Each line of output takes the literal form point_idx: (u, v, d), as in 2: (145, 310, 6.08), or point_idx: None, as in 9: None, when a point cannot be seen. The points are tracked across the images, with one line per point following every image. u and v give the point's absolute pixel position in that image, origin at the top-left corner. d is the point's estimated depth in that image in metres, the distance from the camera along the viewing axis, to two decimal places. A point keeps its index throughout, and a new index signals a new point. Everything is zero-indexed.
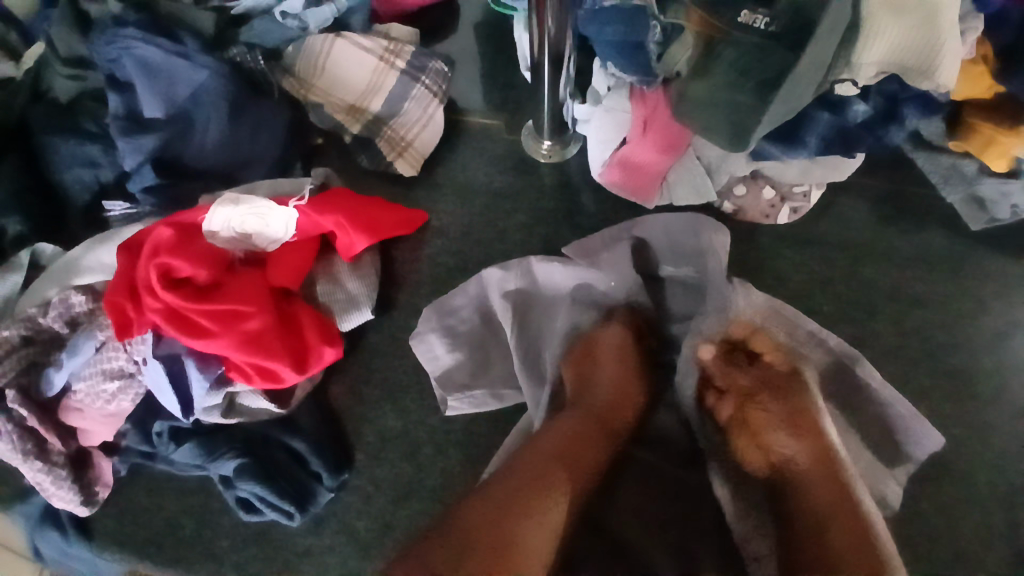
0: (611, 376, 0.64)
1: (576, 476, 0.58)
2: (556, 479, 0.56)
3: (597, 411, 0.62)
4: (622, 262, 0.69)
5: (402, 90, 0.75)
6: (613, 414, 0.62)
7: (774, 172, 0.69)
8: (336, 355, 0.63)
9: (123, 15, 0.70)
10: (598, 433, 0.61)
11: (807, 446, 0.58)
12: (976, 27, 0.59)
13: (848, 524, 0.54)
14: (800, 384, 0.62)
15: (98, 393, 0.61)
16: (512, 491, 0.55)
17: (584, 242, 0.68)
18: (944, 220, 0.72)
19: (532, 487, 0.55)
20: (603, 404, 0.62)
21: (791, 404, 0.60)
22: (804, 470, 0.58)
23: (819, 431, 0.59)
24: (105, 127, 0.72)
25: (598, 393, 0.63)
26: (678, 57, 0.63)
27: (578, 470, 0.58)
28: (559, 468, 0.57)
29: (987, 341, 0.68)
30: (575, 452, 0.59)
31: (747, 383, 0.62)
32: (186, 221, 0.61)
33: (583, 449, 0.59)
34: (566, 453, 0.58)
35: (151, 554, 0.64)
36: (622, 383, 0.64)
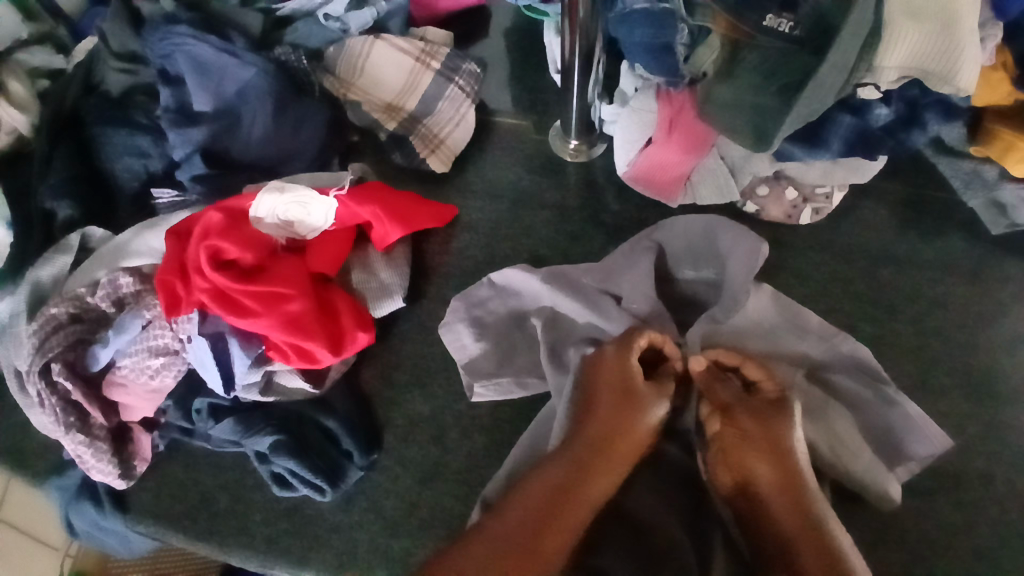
0: (621, 382, 0.61)
1: (595, 486, 0.56)
2: (578, 491, 0.55)
3: (610, 420, 0.59)
4: (644, 280, 0.66)
5: (436, 90, 0.78)
6: (633, 423, 0.59)
7: (797, 173, 0.71)
8: (369, 340, 0.66)
9: (176, 14, 0.75)
10: (618, 442, 0.58)
11: (777, 471, 0.57)
12: (995, 35, 0.61)
13: (816, 548, 0.53)
14: (784, 409, 0.60)
15: (143, 368, 0.64)
16: (523, 507, 0.53)
17: (607, 263, 0.69)
18: (964, 224, 0.74)
19: (549, 502, 0.54)
20: (610, 408, 0.60)
21: (766, 430, 0.59)
22: (771, 494, 0.57)
23: (795, 460, 0.57)
24: (155, 120, 0.76)
25: (603, 397, 0.60)
26: (705, 58, 0.66)
27: (599, 480, 0.56)
28: (577, 479, 0.56)
29: (1006, 343, 0.69)
30: (594, 461, 0.57)
31: (729, 402, 0.61)
32: (235, 207, 0.65)
33: (604, 459, 0.57)
34: (582, 464, 0.57)
35: (186, 526, 0.67)
36: (633, 388, 0.60)
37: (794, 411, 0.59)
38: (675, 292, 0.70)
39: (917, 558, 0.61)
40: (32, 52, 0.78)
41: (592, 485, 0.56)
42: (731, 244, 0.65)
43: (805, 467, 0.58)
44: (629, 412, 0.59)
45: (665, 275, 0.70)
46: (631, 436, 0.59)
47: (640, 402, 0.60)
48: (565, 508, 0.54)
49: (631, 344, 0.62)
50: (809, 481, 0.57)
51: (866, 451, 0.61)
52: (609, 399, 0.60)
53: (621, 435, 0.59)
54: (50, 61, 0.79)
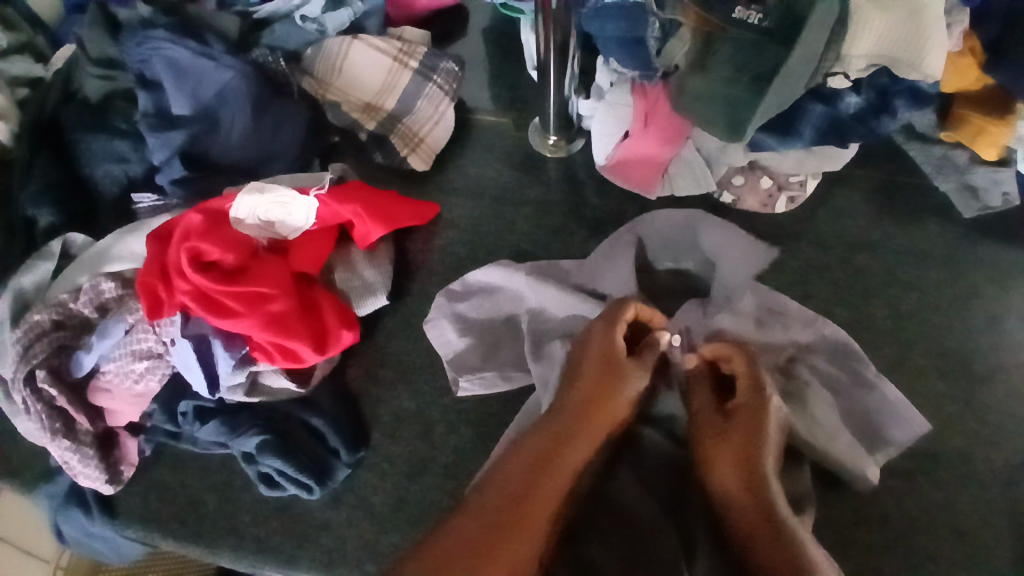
0: (605, 353, 0.61)
1: (574, 453, 0.57)
2: (556, 458, 0.56)
3: (593, 386, 0.60)
4: (627, 279, 0.68)
5: (415, 89, 0.79)
6: (614, 390, 0.60)
7: (771, 162, 0.73)
8: (354, 338, 0.67)
9: (153, 18, 0.75)
10: (599, 409, 0.59)
11: (745, 475, 0.56)
12: (961, 20, 0.62)
13: (775, 551, 0.52)
14: (757, 411, 0.59)
15: (127, 372, 0.64)
16: (488, 499, 0.53)
17: (590, 263, 0.71)
18: (938, 209, 0.75)
19: (524, 474, 0.55)
20: (594, 378, 0.61)
21: (743, 433, 0.58)
22: (739, 497, 0.56)
23: (762, 463, 0.56)
24: (135, 125, 0.76)
25: (587, 367, 0.62)
26: (676, 52, 0.67)
27: (577, 446, 0.57)
28: (557, 446, 0.56)
29: (981, 323, 0.70)
30: (574, 426, 0.58)
31: (703, 404, 0.62)
32: (215, 208, 0.65)
33: (585, 425, 0.59)
34: (562, 432, 0.58)
35: (175, 529, 0.67)
36: (616, 356, 0.61)
37: (770, 412, 0.59)
38: (654, 282, 0.71)
39: (898, 536, 0.62)
40: (12, 61, 0.79)
41: (571, 452, 0.57)
42: (718, 247, 0.69)
43: (771, 474, 0.56)
44: (611, 379, 0.60)
45: (645, 267, 0.71)
46: (611, 407, 0.60)
47: (619, 374, 0.61)
48: (543, 477, 0.55)
49: (617, 318, 0.63)
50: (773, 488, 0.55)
51: (845, 433, 0.62)
52: (593, 366, 0.61)
53: (605, 403, 0.60)
54: (29, 69, 0.80)
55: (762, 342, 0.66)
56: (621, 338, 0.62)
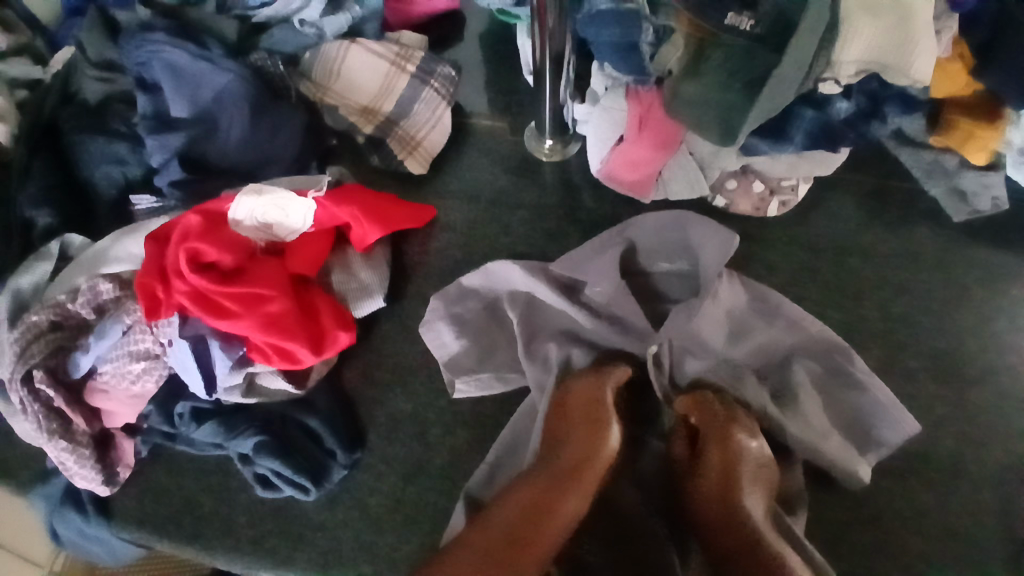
0: (590, 407, 0.61)
1: (566, 507, 0.55)
2: (550, 513, 0.54)
3: (580, 440, 0.60)
4: (610, 271, 0.66)
5: (412, 93, 0.80)
6: (602, 443, 0.59)
7: (764, 166, 0.74)
8: (350, 340, 0.67)
9: (153, 22, 0.76)
10: (588, 467, 0.58)
11: (727, 507, 0.56)
12: (950, 27, 0.64)
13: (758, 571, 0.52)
14: (724, 447, 0.59)
15: (125, 373, 0.64)
16: (487, 524, 0.53)
17: (573, 256, 0.69)
18: (929, 213, 0.76)
19: (515, 524, 0.53)
20: (579, 440, 0.60)
21: (721, 465, 0.58)
22: (723, 526, 0.56)
23: (742, 498, 0.56)
24: (133, 128, 0.76)
25: (572, 431, 0.61)
26: (670, 57, 0.68)
27: (568, 502, 0.55)
28: (545, 501, 0.55)
29: (971, 325, 0.71)
30: (563, 482, 0.57)
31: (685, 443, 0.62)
32: (213, 210, 0.65)
33: (572, 481, 0.57)
34: (554, 486, 0.56)
35: (171, 531, 0.67)
36: (602, 409, 0.61)
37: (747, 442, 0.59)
38: (648, 284, 0.72)
39: (890, 537, 0.63)
40: (9, 62, 0.79)
41: (563, 507, 0.55)
42: (702, 238, 0.66)
43: (749, 498, 0.56)
44: (597, 433, 0.60)
45: (640, 270, 0.72)
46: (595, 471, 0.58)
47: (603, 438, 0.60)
48: (536, 530, 0.53)
49: (606, 378, 0.64)
50: (752, 511, 0.55)
51: (835, 433, 0.63)
52: (580, 421, 0.61)
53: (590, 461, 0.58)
54: (28, 71, 0.80)
55: (750, 343, 0.66)
56: (610, 394, 0.62)
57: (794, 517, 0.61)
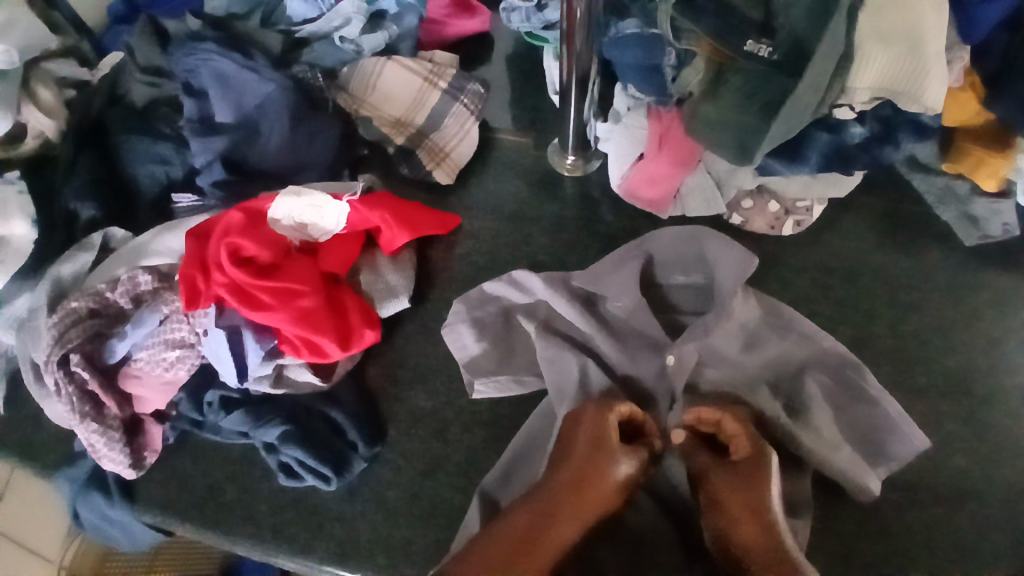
0: (595, 440, 0.61)
1: (556, 534, 0.58)
2: (539, 537, 0.57)
3: (579, 471, 0.60)
4: (630, 284, 0.69)
5: (443, 107, 0.84)
6: (600, 477, 0.60)
7: (779, 186, 0.77)
8: (375, 337, 0.69)
9: (201, 32, 0.82)
10: (582, 499, 0.59)
11: (756, 533, 0.57)
12: (962, 57, 0.67)
13: None
14: (759, 471, 0.59)
15: (159, 360, 0.67)
16: (499, 542, 0.57)
17: (595, 268, 0.72)
18: (940, 236, 0.79)
19: (515, 545, 0.56)
20: (579, 469, 0.60)
21: (745, 489, 0.59)
22: (753, 552, 0.56)
23: (774, 523, 0.57)
24: (178, 130, 0.81)
25: (573, 456, 0.61)
26: (691, 79, 0.71)
27: (559, 528, 0.58)
28: (540, 528, 0.58)
29: (981, 346, 0.73)
30: (556, 509, 0.59)
31: (704, 466, 0.62)
32: (254, 208, 0.69)
33: (570, 509, 0.59)
34: (547, 512, 0.58)
35: (193, 516, 0.69)
36: (607, 444, 0.61)
37: (771, 466, 0.59)
38: (664, 296, 0.74)
39: (899, 550, 0.64)
40: (58, 63, 0.81)
41: (553, 532, 0.58)
42: (716, 254, 0.69)
43: (783, 524, 0.57)
44: (595, 466, 0.60)
45: (655, 282, 0.74)
46: (590, 499, 0.60)
47: (602, 467, 0.60)
48: (526, 555, 0.56)
49: (611, 407, 0.63)
50: (787, 536, 0.57)
51: (845, 445, 0.65)
52: (583, 453, 0.61)
53: (589, 487, 0.60)
54: (74, 71, 0.83)
55: (762, 357, 0.68)
56: (613, 427, 0.62)
57: (797, 522, 0.63)
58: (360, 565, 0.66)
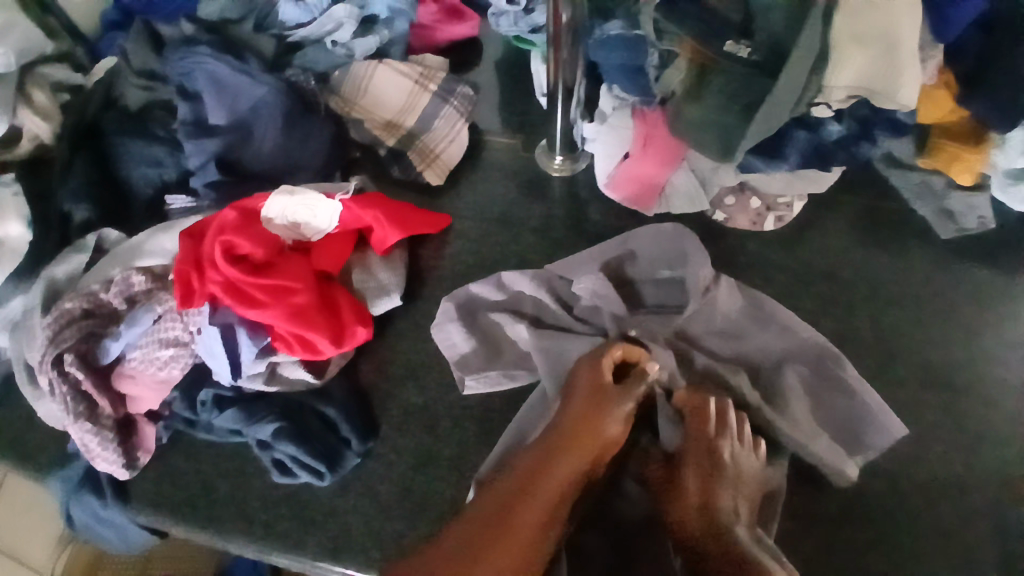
0: (593, 385, 0.64)
1: (556, 471, 0.59)
2: (543, 475, 0.59)
3: (581, 413, 0.62)
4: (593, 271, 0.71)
5: (433, 109, 0.86)
6: (599, 418, 0.62)
7: (760, 183, 0.80)
8: (367, 335, 0.70)
9: (196, 37, 0.83)
10: (583, 441, 0.61)
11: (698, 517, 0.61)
12: (935, 56, 0.69)
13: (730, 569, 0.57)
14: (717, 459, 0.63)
15: (153, 359, 0.68)
16: (495, 492, 0.58)
17: (570, 259, 0.75)
18: (919, 231, 0.81)
19: (517, 484, 0.58)
20: (577, 415, 0.62)
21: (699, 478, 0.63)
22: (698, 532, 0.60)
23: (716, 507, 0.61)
24: (172, 133, 0.82)
25: (571, 404, 0.63)
26: (673, 79, 0.73)
27: (560, 467, 0.59)
28: (540, 468, 0.59)
29: (960, 337, 0.75)
30: (559, 449, 0.61)
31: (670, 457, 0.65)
32: (249, 207, 0.71)
33: (570, 447, 0.61)
34: (551, 448, 0.61)
35: (186, 513, 0.69)
36: (605, 387, 0.63)
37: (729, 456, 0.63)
38: (643, 289, 0.74)
39: (883, 534, 0.65)
40: (52, 67, 0.82)
41: (552, 471, 0.59)
42: (694, 252, 0.73)
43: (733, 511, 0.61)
44: (596, 408, 0.62)
45: (635, 277, 0.74)
46: (589, 443, 0.61)
47: (599, 416, 0.62)
48: (524, 494, 0.57)
49: (603, 353, 0.65)
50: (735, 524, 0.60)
51: (824, 434, 0.66)
52: (582, 397, 0.63)
53: (587, 428, 0.62)
54: (71, 76, 0.84)
55: (749, 350, 0.70)
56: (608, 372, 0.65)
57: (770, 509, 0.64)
58: (354, 559, 0.66)
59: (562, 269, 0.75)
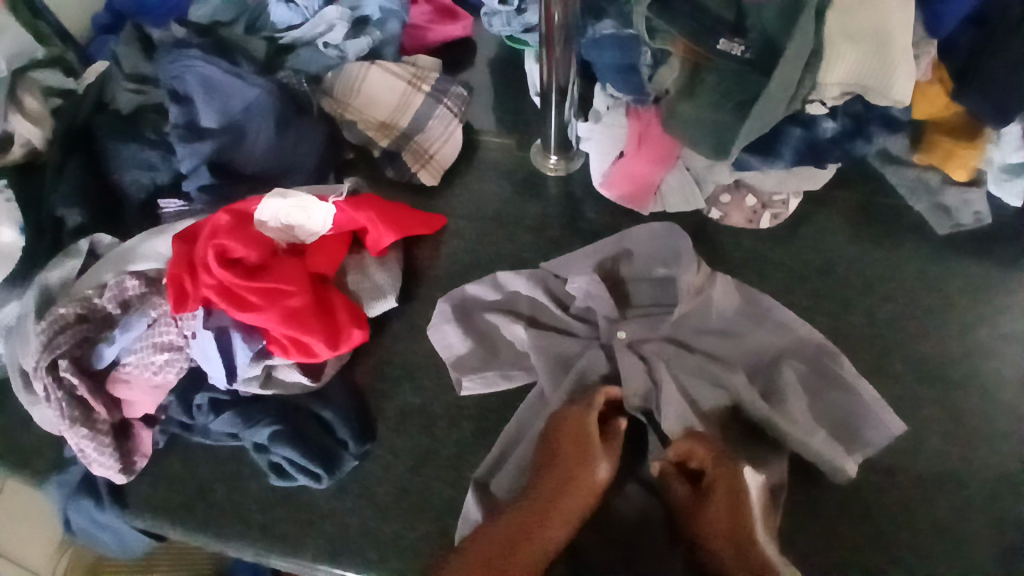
0: (575, 436, 0.63)
1: (545, 533, 0.59)
2: (529, 538, 0.59)
3: (566, 470, 0.61)
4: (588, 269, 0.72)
5: (427, 110, 0.86)
6: (583, 474, 0.61)
7: (754, 181, 0.80)
8: (363, 337, 0.70)
9: (187, 39, 0.83)
10: (570, 496, 0.61)
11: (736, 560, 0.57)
12: (928, 52, 0.70)
13: None
14: (735, 494, 0.59)
15: (148, 364, 0.67)
16: (489, 542, 0.59)
17: (566, 257, 0.74)
18: (914, 226, 0.81)
19: (504, 545, 0.59)
20: (563, 468, 0.62)
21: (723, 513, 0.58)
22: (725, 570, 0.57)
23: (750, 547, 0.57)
24: (164, 136, 0.82)
25: (556, 459, 0.62)
26: (667, 78, 0.73)
27: (549, 528, 0.60)
28: (529, 530, 0.59)
29: (955, 331, 0.75)
30: (545, 510, 0.60)
31: (683, 498, 0.61)
32: (241, 210, 0.70)
33: (556, 505, 0.60)
34: (536, 504, 0.60)
35: (183, 517, 0.69)
36: (587, 438, 0.62)
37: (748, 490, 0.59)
38: (640, 288, 0.74)
39: (880, 530, 0.65)
40: (44, 72, 0.80)
41: (541, 534, 0.59)
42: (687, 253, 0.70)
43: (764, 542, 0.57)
44: (578, 462, 0.61)
45: (631, 276, 0.75)
46: (574, 497, 0.61)
47: (582, 472, 0.61)
48: (512, 556, 0.58)
49: (589, 402, 0.65)
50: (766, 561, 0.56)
51: (821, 431, 0.65)
52: (565, 450, 0.62)
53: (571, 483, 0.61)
54: (63, 82, 0.82)
55: (745, 349, 0.70)
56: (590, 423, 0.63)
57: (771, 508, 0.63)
58: (353, 561, 0.66)
59: (555, 268, 0.75)
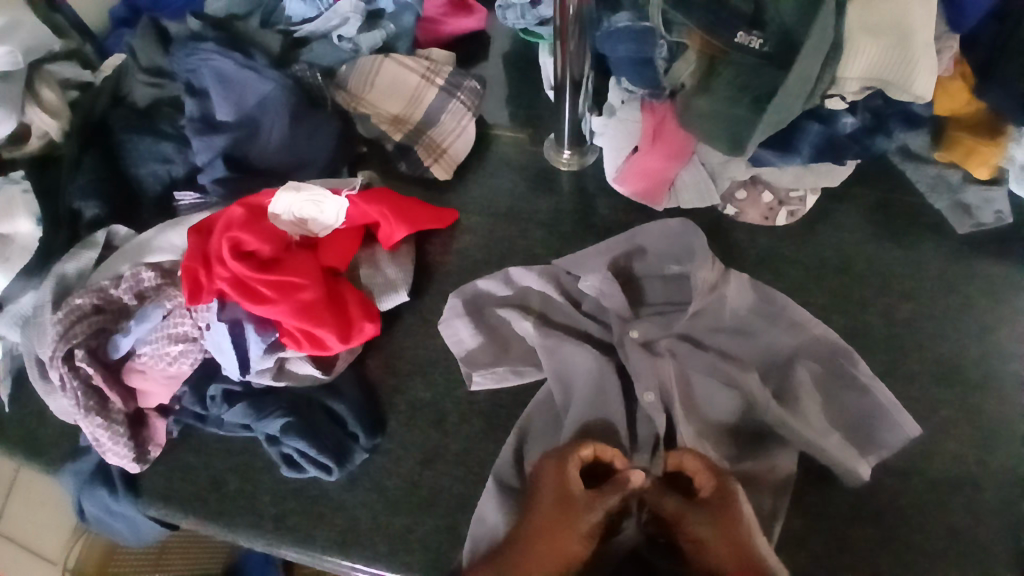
0: (559, 492, 0.61)
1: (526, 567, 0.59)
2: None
3: (543, 523, 0.60)
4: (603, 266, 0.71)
5: (439, 104, 0.86)
6: (566, 533, 0.59)
7: (772, 178, 0.79)
8: (374, 331, 0.70)
9: (202, 32, 0.84)
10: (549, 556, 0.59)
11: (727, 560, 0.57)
12: (950, 46, 0.69)
13: None
14: (728, 504, 0.59)
15: (163, 355, 0.68)
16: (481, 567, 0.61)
17: (578, 253, 0.73)
18: (934, 225, 0.79)
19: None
20: (543, 519, 0.61)
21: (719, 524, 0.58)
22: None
23: (746, 544, 0.58)
24: (180, 129, 0.82)
25: (537, 510, 0.61)
26: (683, 71, 0.73)
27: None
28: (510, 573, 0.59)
29: (974, 332, 0.74)
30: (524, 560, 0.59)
31: (675, 513, 0.60)
32: (255, 203, 0.70)
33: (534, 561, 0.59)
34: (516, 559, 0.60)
35: (196, 507, 0.70)
36: (573, 497, 0.61)
37: (739, 499, 0.60)
38: (653, 285, 0.74)
39: (893, 535, 0.64)
40: (62, 65, 0.82)
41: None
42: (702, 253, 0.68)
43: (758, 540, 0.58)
44: (561, 521, 0.60)
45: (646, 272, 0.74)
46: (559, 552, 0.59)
47: (565, 532, 0.59)
48: None
49: (568, 462, 0.63)
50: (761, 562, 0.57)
51: (835, 432, 0.65)
52: (548, 504, 0.61)
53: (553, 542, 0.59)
54: (79, 74, 0.84)
55: (760, 349, 0.69)
56: (574, 477, 0.62)
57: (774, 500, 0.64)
58: (362, 554, 0.66)
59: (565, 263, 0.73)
